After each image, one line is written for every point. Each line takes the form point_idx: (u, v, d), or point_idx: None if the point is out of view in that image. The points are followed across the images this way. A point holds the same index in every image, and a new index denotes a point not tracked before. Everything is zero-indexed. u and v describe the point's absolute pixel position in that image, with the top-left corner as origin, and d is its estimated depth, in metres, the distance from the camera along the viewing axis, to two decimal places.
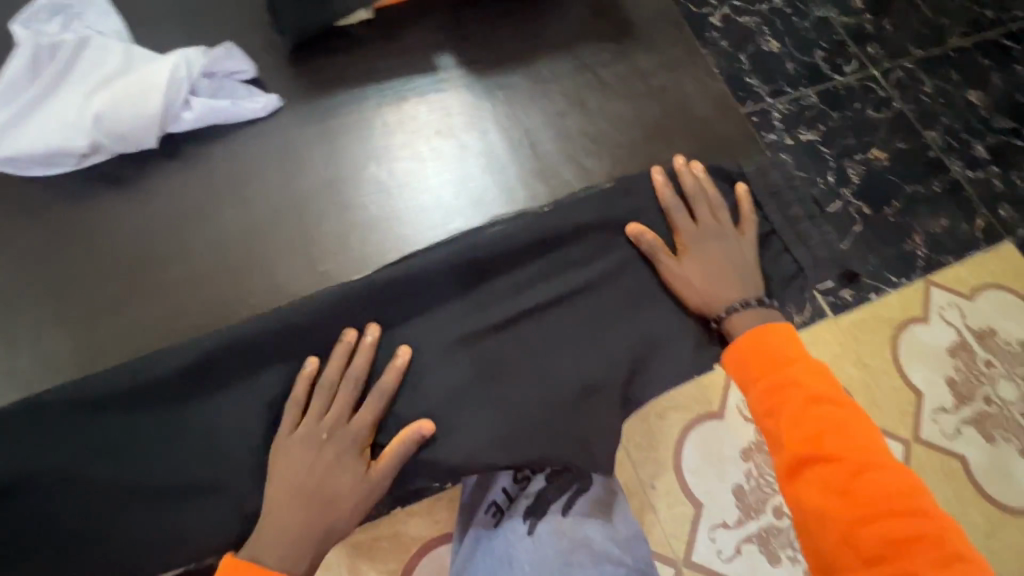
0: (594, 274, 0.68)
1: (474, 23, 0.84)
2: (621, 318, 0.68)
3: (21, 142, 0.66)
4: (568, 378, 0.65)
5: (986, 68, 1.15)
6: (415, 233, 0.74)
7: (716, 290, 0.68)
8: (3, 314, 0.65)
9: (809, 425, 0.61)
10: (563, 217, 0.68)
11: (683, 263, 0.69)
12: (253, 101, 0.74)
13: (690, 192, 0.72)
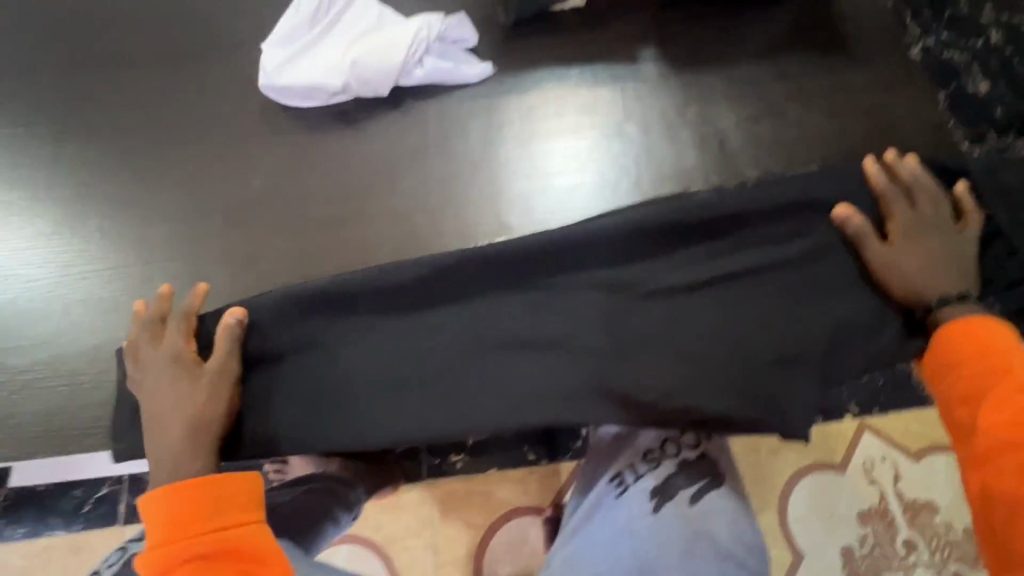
0: (775, 274, 0.66)
1: (681, 21, 0.86)
2: (798, 323, 0.65)
3: (290, 76, 0.79)
4: (730, 371, 0.63)
5: None
6: (582, 203, 0.77)
7: (928, 284, 0.63)
8: (244, 209, 0.77)
9: (1011, 413, 0.54)
10: (752, 206, 0.66)
11: (890, 250, 0.64)
12: (473, 68, 0.83)
13: (907, 181, 0.65)
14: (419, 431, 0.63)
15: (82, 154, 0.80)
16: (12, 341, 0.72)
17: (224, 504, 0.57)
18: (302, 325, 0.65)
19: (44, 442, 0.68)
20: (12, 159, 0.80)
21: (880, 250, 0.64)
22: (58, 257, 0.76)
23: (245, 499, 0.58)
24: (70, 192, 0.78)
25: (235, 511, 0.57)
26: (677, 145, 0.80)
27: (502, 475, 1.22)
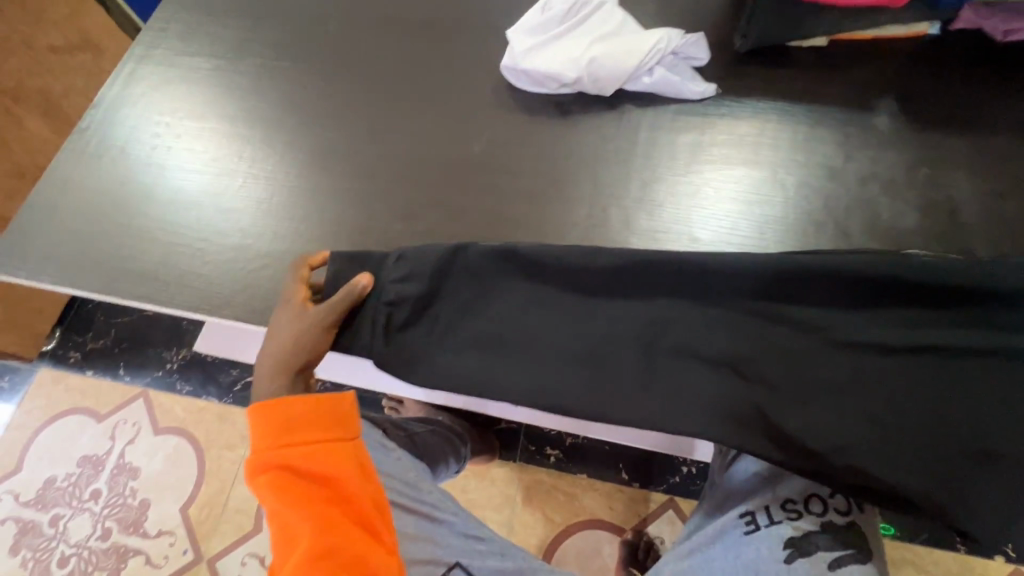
0: (999, 362, 0.60)
1: (927, 80, 0.83)
2: (1007, 421, 0.59)
3: (532, 60, 0.86)
4: (913, 446, 0.60)
5: None
6: (749, 233, 0.77)
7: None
8: (459, 167, 0.86)
9: None
10: (978, 283, 0.59)
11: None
12: (697, 86, 0.85)
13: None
14: (579, 404, 0.67)
15: (343, 95, 0.95)
16: (261, 230, 0.87)
17: (317, 416, 0.65)
18: (494, 278, 0.71)
19: (261, 318, 0.81)
20: (292, 87, 0.97)
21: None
22: (309, 172, 0.90)
23: (331, 418, 0.66)
24: (328, 123, 0.93)
25: (318, 429, 0.65)
26: (899, 203, 0.76)
27: (591, 483, 1.22)
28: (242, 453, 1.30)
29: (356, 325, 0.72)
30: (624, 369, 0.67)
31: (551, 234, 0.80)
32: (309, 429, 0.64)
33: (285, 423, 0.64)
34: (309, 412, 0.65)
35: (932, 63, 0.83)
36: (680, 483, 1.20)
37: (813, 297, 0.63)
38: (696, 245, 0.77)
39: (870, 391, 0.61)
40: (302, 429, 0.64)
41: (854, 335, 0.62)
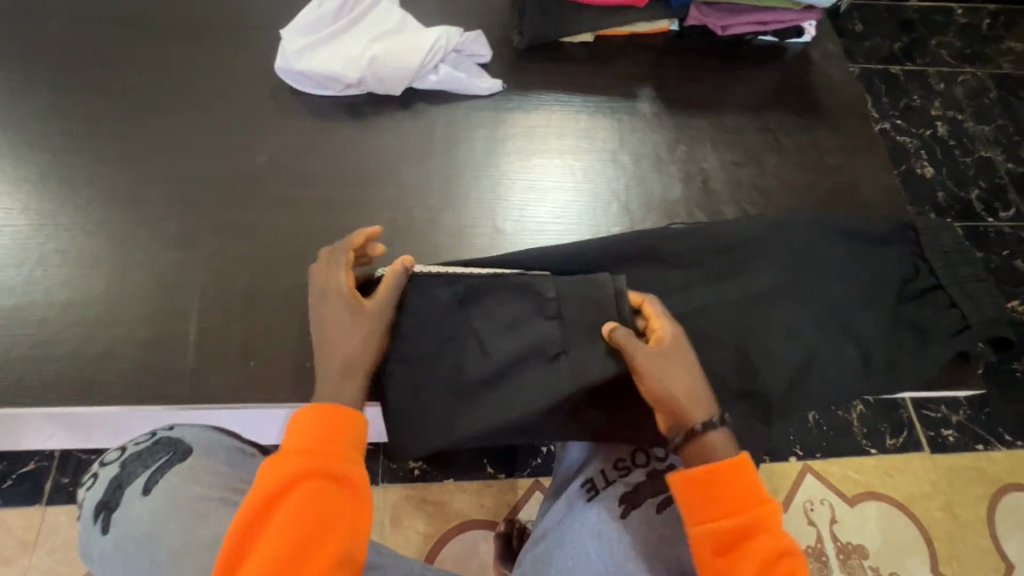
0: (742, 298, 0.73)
1: (674, 69, 0.95)
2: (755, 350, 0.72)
3: (308, 62, 0.81)
4: None
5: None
6: (551, 221, 0.81)
7: (689, 412, 0.57)
8: (241, 182, 0.77)
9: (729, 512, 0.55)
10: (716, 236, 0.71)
11: (641, 383, 0.58)
12: (484, 82, 0.87)
13: (675, 332, 0.60)
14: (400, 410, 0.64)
15: (82, 107, 0.79)
16: None
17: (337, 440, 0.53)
18: None
19: None
20: (5, 103, 0.78)
21: (645, 379, 0.58)
22: (40, 204, 0.73)
23: (336, 436, 0.53)
24: (63, 142, 0.77)
25: (327, 452, 0.52)
26: (666, 178, 0.86)
27: (459, 485, 1.20)
28: (23, 565, 0.98)
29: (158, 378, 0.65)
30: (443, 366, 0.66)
31: (352, 242, 0.75)
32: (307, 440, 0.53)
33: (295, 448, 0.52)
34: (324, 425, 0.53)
35: (676, 55, 0.97)
36: (542, 463, 1.24)
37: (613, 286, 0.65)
38: (506, 239, 0.78)
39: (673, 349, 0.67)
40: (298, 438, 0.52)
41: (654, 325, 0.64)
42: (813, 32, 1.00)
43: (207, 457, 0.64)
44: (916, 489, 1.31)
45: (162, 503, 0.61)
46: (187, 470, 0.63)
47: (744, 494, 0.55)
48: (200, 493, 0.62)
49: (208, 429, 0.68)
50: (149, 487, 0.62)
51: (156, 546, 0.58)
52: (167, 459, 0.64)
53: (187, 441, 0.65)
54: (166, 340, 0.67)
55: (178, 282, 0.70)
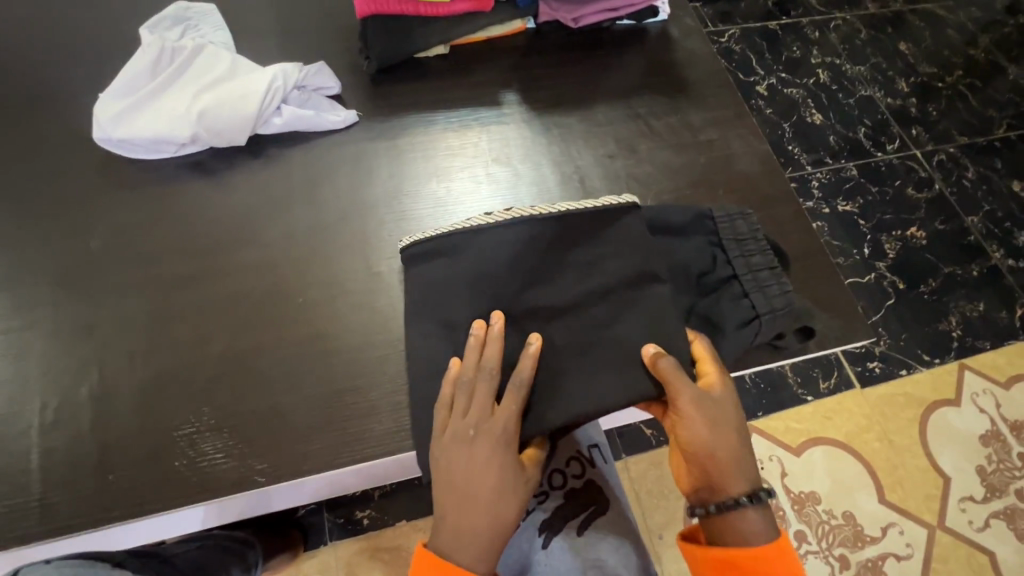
0: None
1: (537, 69, 0.93)
2: None
3: (131, 128, 0.73)
4: None
5: (921, 272, 1.56)
6: None
7: (731, 487, 0.59)
8: (77, 274, 0.69)
9: None
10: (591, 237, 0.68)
11: (499, 422, 0.57)
12: (337, 115, 0.82)
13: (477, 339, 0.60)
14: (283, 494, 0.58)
15: None
16: None
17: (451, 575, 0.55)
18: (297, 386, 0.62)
19: None
20: None
21: (506, 413, 0.57)
22: None
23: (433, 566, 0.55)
24: None
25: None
26: (544, 183, 0.84)
27: (412, 524, 1.13)
28: None
29: (10, 514, 0.58)
30: None
31: (212, 318, 0.69)
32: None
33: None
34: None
35: (536, 54, 0.94)
36: None
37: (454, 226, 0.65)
38: (383, 279, 0.73)
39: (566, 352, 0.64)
40: None
41: (521, 297, 0.65)
42: (667, 10, 1.00)
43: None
44: (853, 426, 1.37)
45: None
46: None
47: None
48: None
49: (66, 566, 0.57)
50: None
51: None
52: None
53: None
54: (8, 474, 0.59)
55: (15, 404, 0.62)
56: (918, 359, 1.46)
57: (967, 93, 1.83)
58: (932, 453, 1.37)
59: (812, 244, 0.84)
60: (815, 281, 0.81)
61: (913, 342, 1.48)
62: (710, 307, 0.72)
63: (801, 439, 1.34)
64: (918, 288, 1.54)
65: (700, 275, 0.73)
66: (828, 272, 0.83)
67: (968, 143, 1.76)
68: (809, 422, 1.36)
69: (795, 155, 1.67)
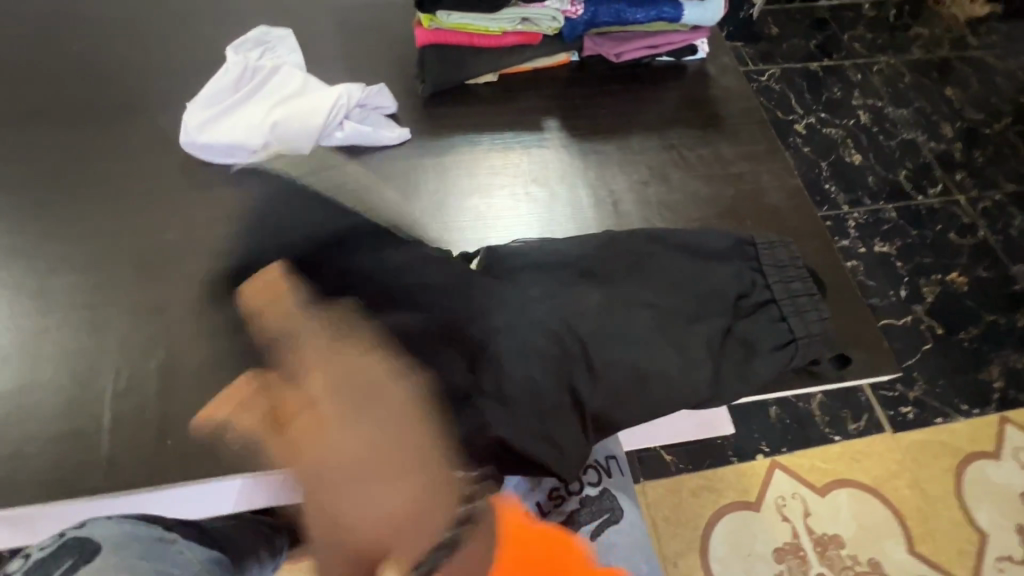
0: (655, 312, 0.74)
1: (578, 99, 0.99)
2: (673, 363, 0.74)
3: (212, 135, 0.82)
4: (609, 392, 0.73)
5: (963, 319, 1.53)
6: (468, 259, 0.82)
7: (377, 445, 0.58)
8: (155, 260, 0.78)
9: None
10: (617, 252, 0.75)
11: None
12: (392, 132, 0.90)
13: None
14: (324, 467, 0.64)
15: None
16: None
17: None
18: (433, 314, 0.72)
19: None
20: None
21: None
22: None
23: None
24: None
25: None
26: (579, 204, 0.89)
27: None
28: None
29: (80, 468, 0.65)
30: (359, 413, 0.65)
31: None
32: None
33: None
34: None
35: (578, 85, 1.01)
36: None
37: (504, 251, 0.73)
38: None
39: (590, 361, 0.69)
40: None
41: None
42: (706, 49, 1.05)
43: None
44: (883, 470, 1.33)
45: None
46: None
47: None
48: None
49: (135, 539, 0.54)
50: None
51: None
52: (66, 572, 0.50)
53: (94, 544, 0.52)
54: (80, 433, 0.67)
55: (91, 371, 0.70)
56: (956, 408, 1.41)
57: (1016, 141, 1.80)
58: (968, 507, 1.31)
59: (838, 277, 0.86)
60: (838, 314, 0.83)
61: (950, 389, 1.43)
62: None
63: (827, 479, 1.31)
64: (959, 334, 1.50)
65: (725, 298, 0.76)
66: (853, 306, 0.84)
67: (1016, 191, 1.72)
68: (837, 461, 1.33)
69: (832, 193, 1.67)
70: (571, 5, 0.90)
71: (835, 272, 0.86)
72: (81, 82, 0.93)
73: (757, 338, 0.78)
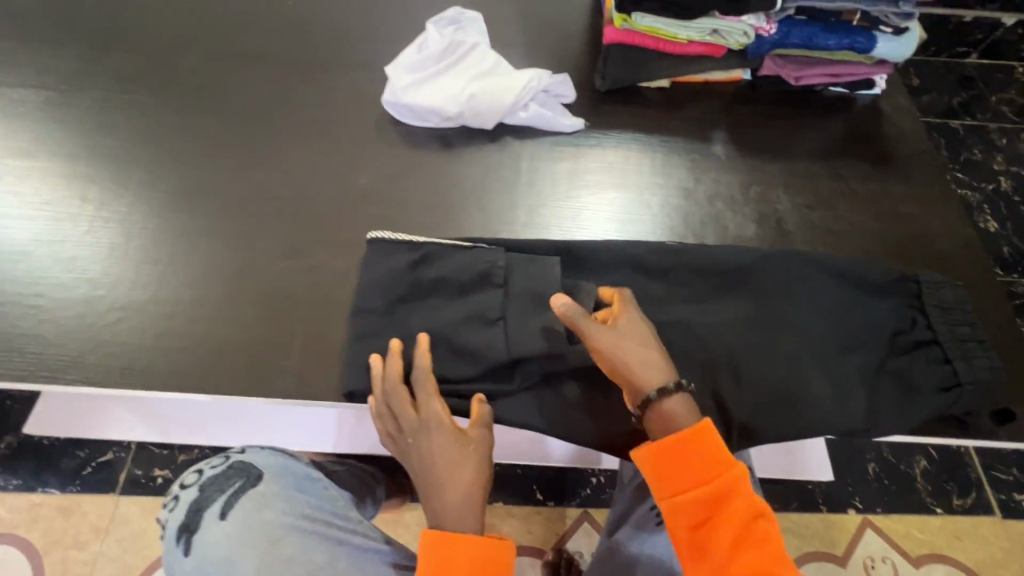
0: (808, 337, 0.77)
1: (746, 115, 1.00)
2: (828, 386, 0.74)
3: (411, 96, 0.89)
4: (761, 402, 0.74)
5: None
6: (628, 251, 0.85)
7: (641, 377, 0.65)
8: (346, 201, 0.85)
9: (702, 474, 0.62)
10: (781, 269, 0.80)
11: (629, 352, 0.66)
12: (569, 120, 0.94)
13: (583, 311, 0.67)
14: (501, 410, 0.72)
15: (211, 126, 0.89)
16: (116, 278, 0.76)
17: (691, 457, 0.62)
18: None
19: (120, 379, 0.70)
20: (147, 122, 0.88)
21: (438, 413, 0.66)
22: (164, 211, 0.81)
23: (699, 460, 0.62)
24: (189, 155, 0.86)
25: (679, 465, 0.62)
26: (740, 216, 0.90)
27: (508, 510, 1.22)
28: (96, 549, 1.13)
29: (271, 374, 0.72)
30: (537, 367, 0.72)
31: None
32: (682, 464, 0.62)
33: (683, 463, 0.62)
34: (686, 459, 0.62)
35: (748, 102, 1.01)
36: (591, 494, 1.25)
37: (667, 256, 0.80)
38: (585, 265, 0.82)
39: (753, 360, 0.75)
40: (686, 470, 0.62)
41: None
42: (883, 85, 1.03)
43: (279, 481, 0.74)
44: (987, 555, 1.21)
45: (238, 527, 0.69)
46: (259, 495, 0.72)
47: (698, 466, 0.62)
48: (273, 517, 0.70)
49: (279, 455, 0.78)
50: (227, 511, 0.70)
51: (237, 565, 0.67)
52: (240, 484, 0.72)
53: (258, 466, 0.75)
54: (274, 342, 0.74)
55: (285, 290, 0.77)
56: None
57: None
58: None
59: (1009, 337, 0.82)
60: (1011, 374, 0.79)
61: None
62: (904, 366, 0.75)
63: (926, 552, 1.21)
64: None
65: (892, 334, 0.77)
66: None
67: None
68: (938, 535, 1.22)
69: None
70: (767, 23, 0.90)
71: (1007, 331, 0.82)
72: (285, 23, 1.00)
73: (920, 375, 0.74)
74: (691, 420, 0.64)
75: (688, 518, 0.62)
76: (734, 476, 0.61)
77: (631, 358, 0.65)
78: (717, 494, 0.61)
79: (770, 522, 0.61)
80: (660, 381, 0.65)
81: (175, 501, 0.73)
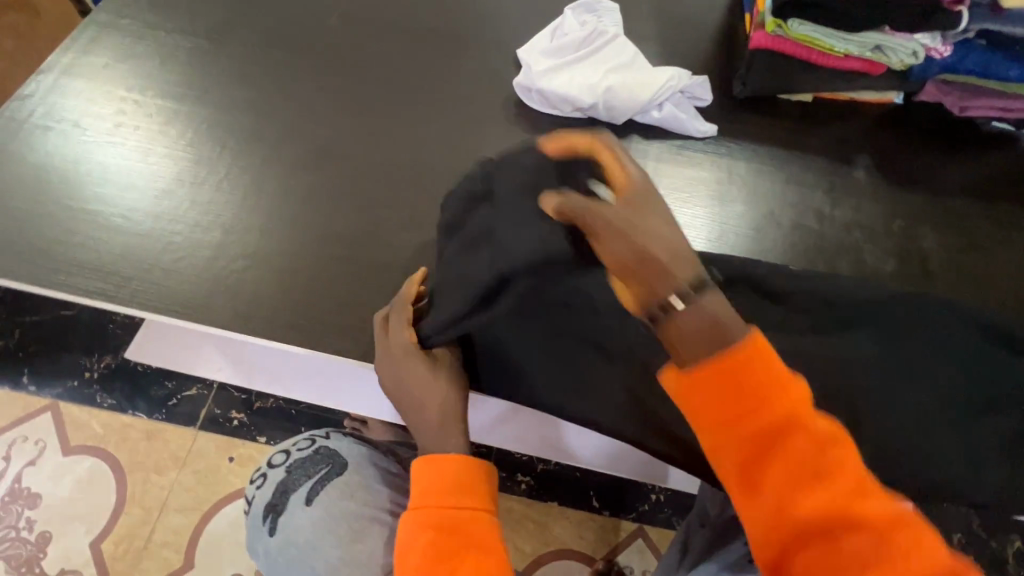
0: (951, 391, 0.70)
1: (894, 141, 0.92)
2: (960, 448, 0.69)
3: (543, 82, 0.87)
4: (887, 452, 0.68)
5: None
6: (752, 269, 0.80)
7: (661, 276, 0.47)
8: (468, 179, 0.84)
9: (745, 396, 0.45)
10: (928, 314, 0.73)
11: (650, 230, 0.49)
12: (701, 124, 0.89)
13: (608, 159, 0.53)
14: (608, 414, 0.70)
15: (345, 89, 0.90)
16: (246, 227, 0.79)
17: (724, 363, 0.46)
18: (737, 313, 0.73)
19: (244, 324, 0.73)
20: (285, 77, 0.90)
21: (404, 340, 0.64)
22: (294, 168, 0.83)
23: (741, 375, 0.45)
24: (322, 116, 0.88)
25: (715, 382, 0.46)
26: (878, 249, 0.83)
27: (563, 512, 1.20)
28: (173, 477, 1.19)
29: None
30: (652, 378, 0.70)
31: None
32: (719, 378, 0.46)
33: (719, 378, 0.45)
34: (725, 376, 0.45)
35: (897, 127, 0.94)
36: (649, 510, 1.21)
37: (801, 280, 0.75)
38: None
39: (885, 406, 0.69)
40: (718, 386, 0.46)
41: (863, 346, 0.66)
42: None
43: (361, 473, 0.75)
44: None
45: (321, 514, 0.72)
46: (343, 484, 0.74)
47: (735, 379, 0.45)
48: (356, 510, 0.72)
49: (360, 443, 0.79)
50: (312, 497, 0.73)
51: (319, 550, 0.70)
52: (326, 472, 0.75)
53: (342, 455, 0.76)
54: None
55: (403, 260, 0.78)
56: None
57: None
58: None
59: None
60: None
61: None
62: None
63: None
64: None
65: None
66: None
67: None
68: None
69: None
70: (942, 44, 0.82)
71: None
72: None
73: None
74: (737, 329, 0.46)
75: (733, 453, 0.46)
76: (791, 399, 0.44)
77: (652, 240, 0.48)
78: (774, 425, 0.44)
79: (866, 485, 0.43)
80: (677, 286, 0.47)
81: (264, 479, 0.77)
